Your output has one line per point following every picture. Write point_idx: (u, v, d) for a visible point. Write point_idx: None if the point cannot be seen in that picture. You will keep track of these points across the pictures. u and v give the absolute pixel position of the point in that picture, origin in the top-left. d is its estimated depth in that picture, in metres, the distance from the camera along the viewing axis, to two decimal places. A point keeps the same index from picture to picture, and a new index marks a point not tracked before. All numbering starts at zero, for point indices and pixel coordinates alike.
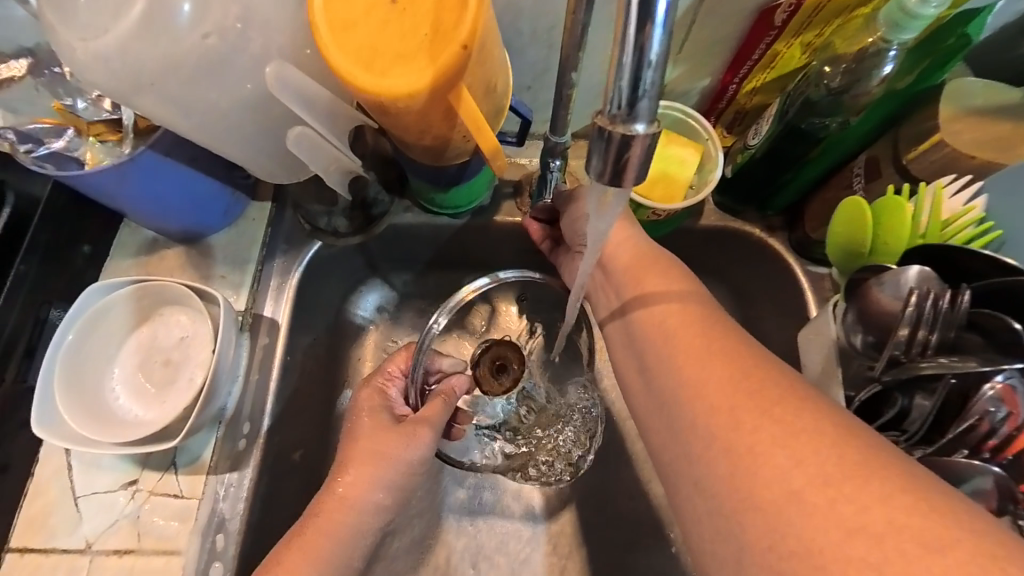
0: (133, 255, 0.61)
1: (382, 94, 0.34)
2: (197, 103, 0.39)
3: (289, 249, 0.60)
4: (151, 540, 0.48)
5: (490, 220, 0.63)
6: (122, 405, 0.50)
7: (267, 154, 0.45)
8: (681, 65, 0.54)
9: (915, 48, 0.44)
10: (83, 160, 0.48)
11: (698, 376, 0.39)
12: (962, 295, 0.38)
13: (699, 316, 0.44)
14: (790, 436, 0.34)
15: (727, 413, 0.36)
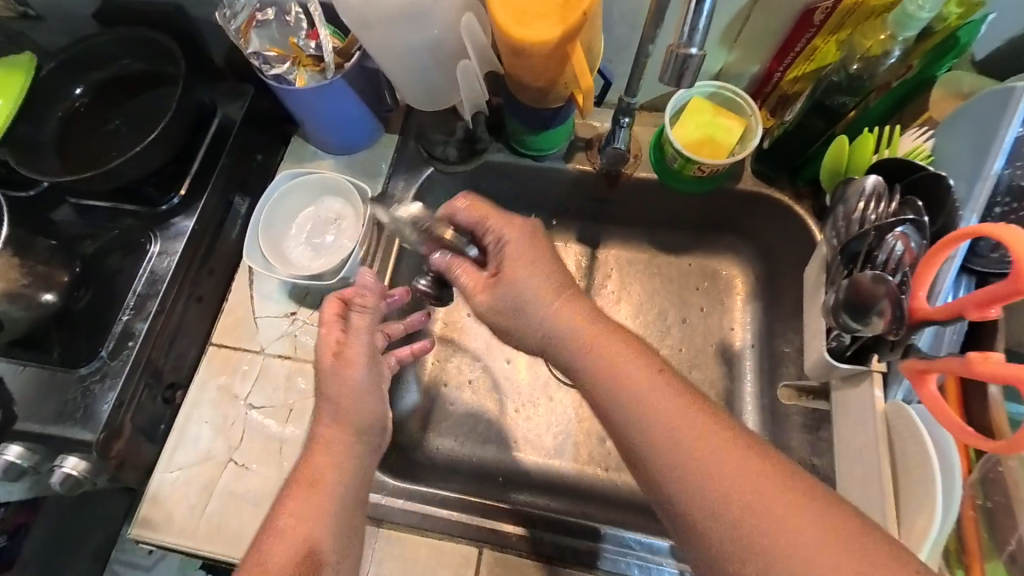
0: (298, 162, 0.83)
1: (524, 42, 0.50)
2: (394, 40, 0.57)
3: (410, 170, 0.80)
4: (304, 351, 0.69)
5: (564, 166, 0.80)
6: (294, 255, 0.71)
7: (424, 82, 0.64)
8: (735, 52, 0.69)
9: (922, 50, 0.57)
10: (293, 81, 0.69)
11: (710, 463, 0.44)
12: (895, 197, 0.54)
13: (683, 402, 0.47)
14: (802, 517, 0.41)
15: (756, 504, 0.42)
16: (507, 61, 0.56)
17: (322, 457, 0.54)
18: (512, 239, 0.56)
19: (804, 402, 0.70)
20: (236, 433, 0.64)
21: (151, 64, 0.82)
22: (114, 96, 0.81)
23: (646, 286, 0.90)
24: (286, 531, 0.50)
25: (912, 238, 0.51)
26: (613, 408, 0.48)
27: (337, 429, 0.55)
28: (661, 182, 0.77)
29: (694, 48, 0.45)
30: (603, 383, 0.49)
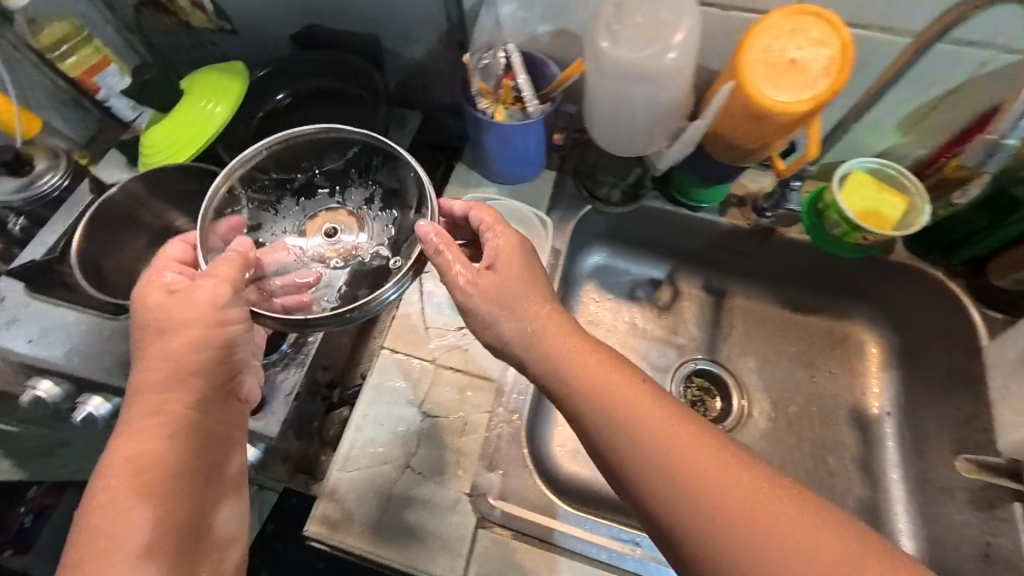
0: (463, 185, 0.89)
1: (770, 111, 0.54)
2: (629, 91, 0.62)
3: (570, 208, 0.87)
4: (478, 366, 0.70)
5: (720, 219, 0.84)
6: None
7: (637, 131, 0.68)
8: (908, 135, 0.75)
9: None
10: (492, 115, 0.76)
11: (654, 428, 0.52)
12: None
13: (658, 404, 0.53)
14: (707, 458, 0.50)
15: (683, 456, 0.50)
16: (731, 123, 0.60)
17: (145, 441, 0.54)
18: (509, 258, 0.59)
19: (987, 477, 0.68)
20: (411, 438, 0.66)
21: (345, 82, 0.89)
22: (306, 107, 0.89)
23: (773, 343, 0.92)
24: (110, 511, 0.51)
25: None
26: (614, 430, 0.53)
27: (174, 416, 0.56)
28: (815, 244, 0.81)
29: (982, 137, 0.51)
30: (590, 400, 0.54)
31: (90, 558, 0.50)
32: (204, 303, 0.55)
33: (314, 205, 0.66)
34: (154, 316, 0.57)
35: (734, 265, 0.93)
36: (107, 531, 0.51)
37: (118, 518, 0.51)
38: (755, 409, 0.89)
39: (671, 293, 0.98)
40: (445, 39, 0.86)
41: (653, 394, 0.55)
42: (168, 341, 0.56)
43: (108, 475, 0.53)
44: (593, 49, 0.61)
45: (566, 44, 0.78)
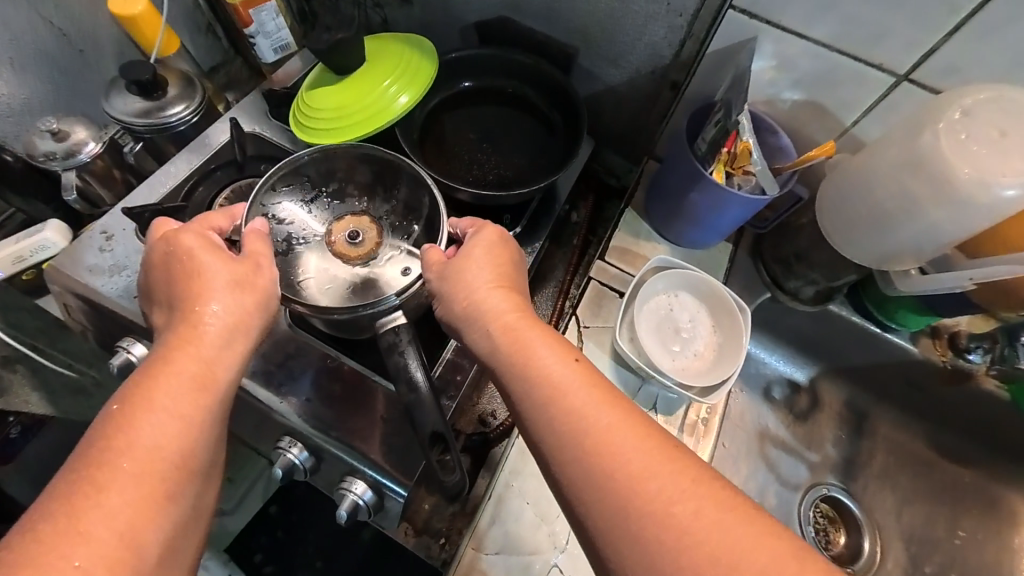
0: (633, 235, 0.80)
1: None
2: (932, 216, 0.53)
3: (745, 290, 0.78)
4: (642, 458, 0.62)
5: (906, 346, 0.76)
6: (649, 348, 0.67)
7: (899, 244, 0.58)
8: None
9: None
10: (711, 173, 0.68)
11: (617, 453, 0.42)
12: None
13: (634, 421, 0.44)
14: (665, 490, 0.40)
15: (656, 497, 0.40)
16: None
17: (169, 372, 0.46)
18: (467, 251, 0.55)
19: None
20: (562, 531, 0.56)
21: (535, 89, 0.80)
22: (485, 109, 0.80)
23: (916, 487, 0.83)
24: (125, 439, 0.42)
25: None
26: (576, 460, 0.43)
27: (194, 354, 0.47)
28: (1008, 399, 0.74)
29: None
30: (590, 423, 0.43)
31: (84, 483, 0.39)
32: (245, 263, 0.52)
33: (344, 207, 0.64)
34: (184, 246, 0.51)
35: (895, 393, 0.84)
36: (119, 456, 0.41)
37: (156, 441, 0.42)
38: (888, 557, 0.79)
39: (809, 399, 0.89)
40: (657, 73, 0.77)
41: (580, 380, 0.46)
42: (220, 291, 0.50)
43: (125, 392, 0.44)
44: (911, 143, 0.53)
45: (807, 119, 0.69)
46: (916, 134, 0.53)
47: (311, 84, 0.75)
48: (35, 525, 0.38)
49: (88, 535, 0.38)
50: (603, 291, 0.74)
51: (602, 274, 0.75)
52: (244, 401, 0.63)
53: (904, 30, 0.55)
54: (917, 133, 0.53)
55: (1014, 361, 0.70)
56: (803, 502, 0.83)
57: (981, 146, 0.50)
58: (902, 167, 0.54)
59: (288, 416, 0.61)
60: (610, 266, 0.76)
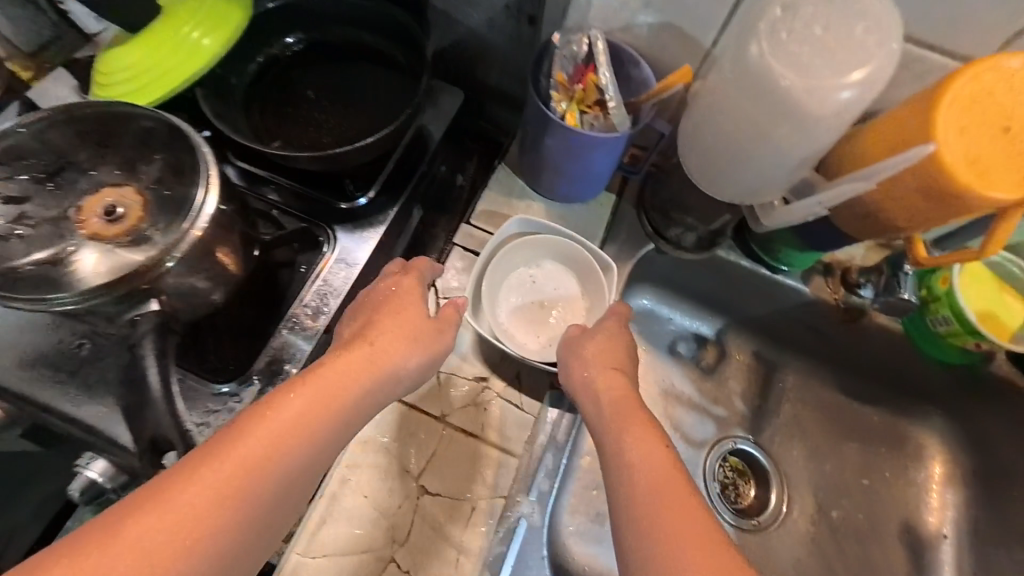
0: (505, 193, 0.72)
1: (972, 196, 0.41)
2: (770, 132, 0.47)
3: (627, 244, 0.72)
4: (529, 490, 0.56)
5: (797, 287, 0.71)
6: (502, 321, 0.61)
7: (755, 178, 0.52)
8: None
9: None
10: (562, 115, 0.60)
11: (625, 412, 0.50)
12: None
13: (636, 401, 0.51)
14: (666, 462, 0.44)
15: (662, 465, 0.44)
16: (888, 200, 0.47)
17: (377, 346, 0.50)
18: (601, 362, 0.54)
19: None
20: (403, 525, 0.51)
21: (378, 38, 0.70)
22: (321, 63, 0.70)
23: (825, 431, 0.80)
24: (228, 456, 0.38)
25: None
26: (605, 409, 0.51)
27: (372, 347, 0.49)
28: (905, 334, 0.70)
29: None
30: (643, 493, 0.42)
31: (170, 496, 0.35)
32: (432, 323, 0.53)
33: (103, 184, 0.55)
34: (390, 288, 0.55)
35: (796, 338, 0.80)
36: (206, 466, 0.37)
37: (265, 459, 0.39)
38: (796, 507, 0.76)
39: (716, 354, 0.84)
40: (511, 6, 0.68)
41: (674, 482, 0.43)
42: (401, 349, 0.50)
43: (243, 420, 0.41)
44: (739, 55, 0.46)
45: (669, 45, 0.62)
46: (745, 43, 0.46)
47: (106, 49, 0.64)
48: (131, 507, 0.34)
49: (137, 551, 0.33)
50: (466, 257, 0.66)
51: (468, 240, 0.68)
52: (44, 417, 0.56)
53: None
54: (746, 42, 0.46)
55: (897, 291, 0.64)
56: (711, 459, 0.79)
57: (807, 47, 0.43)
58: (737, 84, 0.47)
59: (88, 421, 0.54)
60: (478, 231, 0.69)
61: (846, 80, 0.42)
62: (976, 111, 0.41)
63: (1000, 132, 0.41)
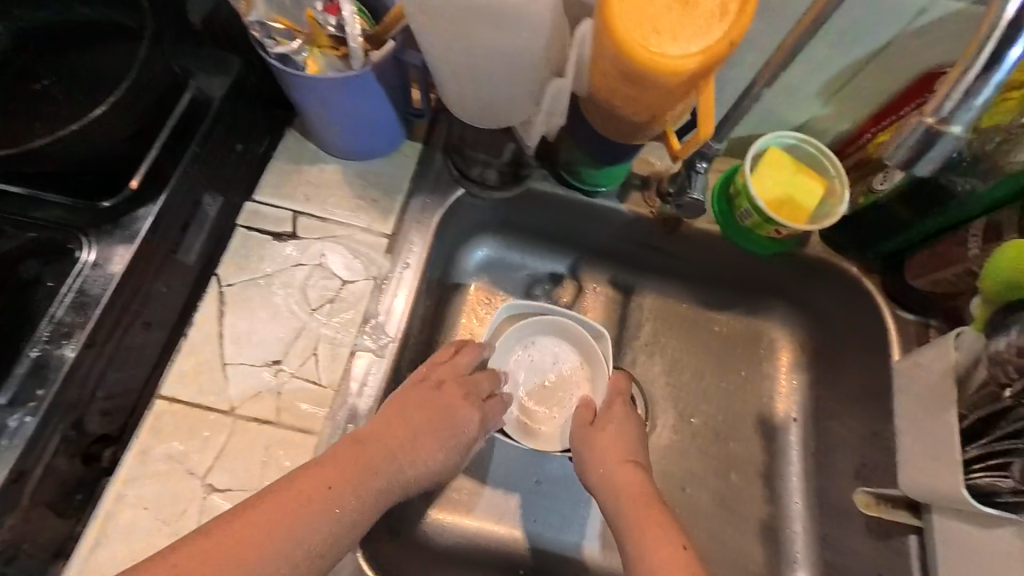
0: (295, 160, 0.66)
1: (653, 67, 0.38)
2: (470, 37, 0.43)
3: (435, 192, 0.67)
4: (494, 483, 0.69)
5: (616, 205, 0.70)
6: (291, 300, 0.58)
7: (495, 93, 0.50)
8: (831, 106, 0.62)
9: None
10: (304, 66, 0.54)
11: (641, 501, 0.58)
12: None
13: (649, 494, 0.58)
14: (668, 545, 0.53)
15: (665, 541, 0.54)
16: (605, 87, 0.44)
17: (404, 419, 0.54)
18: (608, 429, 0.64)
19: (885, 514, 0.62)
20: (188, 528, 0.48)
21: (102, 11, 0.61)
22: (42, 49, 0.61)
23: (684, 344, 0.81)
24: (284, 513, 0.44)
25: None
26: (602, 483, 0.61)
27: (404, 433, 0.53)
28: (724, 235, 0.70)
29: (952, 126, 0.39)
30: (621, 502, 0.58)
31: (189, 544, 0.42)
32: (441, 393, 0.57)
33: None
34: (434, 370, 0.59)
35: (641, 259, 0.79)
36: (256, 531, 0.43)
37: (293, 514, 0.44)
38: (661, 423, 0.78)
39: (573, 291, 0.82)
40: None
41: (648, 492, 0.59)
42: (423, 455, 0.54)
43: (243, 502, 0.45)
44: None
45: None
46: None
47: None
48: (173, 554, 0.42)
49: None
50: (251, 237, 0.61)
51: (253, 219, 0.62)
52: None
53: None
54: None
55: (689, 191, 0.63)
56: None
57: None
58: None
59: None
60: (265, 207, 0.63)
61: None
62: None
63: None
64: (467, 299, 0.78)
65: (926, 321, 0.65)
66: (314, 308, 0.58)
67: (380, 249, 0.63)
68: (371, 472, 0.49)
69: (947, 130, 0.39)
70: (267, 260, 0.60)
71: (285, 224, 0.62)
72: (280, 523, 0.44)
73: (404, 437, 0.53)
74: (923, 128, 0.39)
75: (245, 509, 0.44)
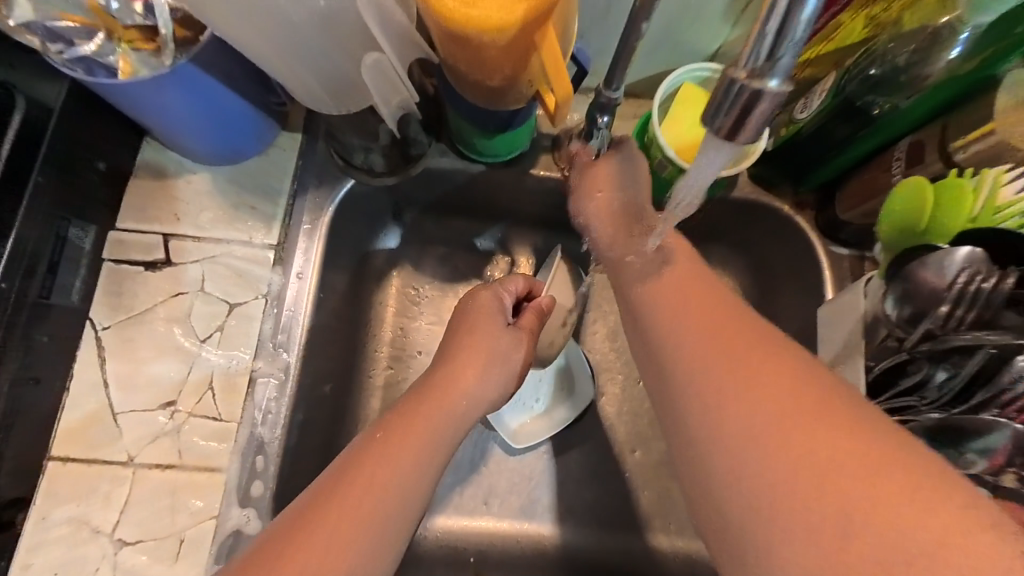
0: (155, 176, 0.58)
1: (470, 25, 0.32)
2: (269, 16, 0.39)
3: (321, 186, 0.59)
4: (495, 473, 0.68)
5: (525, 172, 0.63)
6: (175, 333, 0.54)
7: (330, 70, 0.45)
8: (741, 26, 0.55)
9: (988, 29, 0.42)
10: (115, 68, 0.46)
11: (680, 301, 0.42)
12: (1007, 279, 0.39)
13: (703, 294, 0.42)
14: (739, 359, 0.36)
15: (740, 366, 0.35)
16: (443, 49, 0.38)
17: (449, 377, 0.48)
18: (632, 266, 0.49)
19: None
20: None
21: None
22: None
23: None
24: (346, 508, 0.39)
25: (979, 278, 0.39)
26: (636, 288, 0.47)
27: (445, 400, 0.47)
28: None
29: (774, 77, 0.27)
30: (662, 293, 0.44)
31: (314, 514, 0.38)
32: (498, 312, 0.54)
33: None
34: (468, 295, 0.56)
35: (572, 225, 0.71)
36: (321, 518, 0.38)
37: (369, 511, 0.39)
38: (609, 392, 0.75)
39: (506, 267, 0.72)
40: None
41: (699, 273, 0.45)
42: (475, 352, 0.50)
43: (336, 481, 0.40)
44: None
45: None
46: None
47: None
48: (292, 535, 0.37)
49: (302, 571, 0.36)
50: (122, 270, 0.56)
51: (119, 251, 0.56)
52: None
53: None
54: None
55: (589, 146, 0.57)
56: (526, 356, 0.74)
57: None
58: None
59: None
60: (130, 235, 0.57)
61: None
62: None
63: None
64: (390, 293, 0.69)
65: (862, 253, 0.60)
66: (202, 339, 0.54)
67: (263, 262, 0.57)
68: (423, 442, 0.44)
69: (763, 87, 0.27)
70: (142, 295, 0.55)
71: (157, 251, 0.56)
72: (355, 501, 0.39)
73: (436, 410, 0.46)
74: (735, 86, 0.27)
75: (315, 493, 0.40)
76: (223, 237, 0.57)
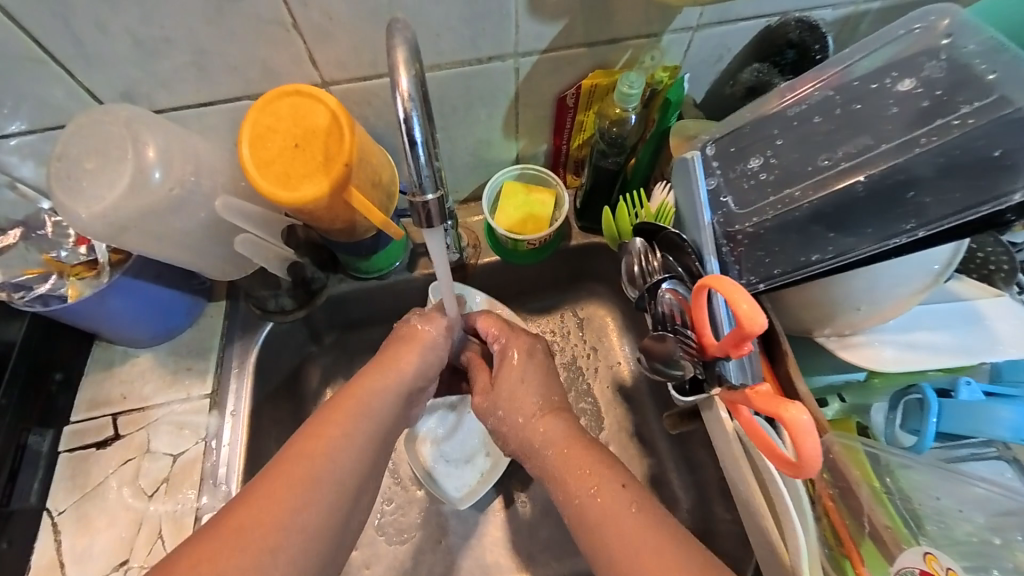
0: (105, 369, 0.70)
1: (298, 202, 0.51)
2: (168, 231, 0.57)
3: (245, 333, 0.71)
4: (453, 548, 0.70)
5: (410, 276, 0.76)
6: (122, 500, 0.62)
7: (224, 247, 0.63)
8: (523, 138, 0.74)
9: (657, 106, 0.66)
10: (65, 295, 0.61)
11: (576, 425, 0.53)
12: (636, 241, 0.50)
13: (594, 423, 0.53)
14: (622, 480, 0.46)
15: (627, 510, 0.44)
16: (298, 217, 0.58)
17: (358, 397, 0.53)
18: (512, 378, 0.57)
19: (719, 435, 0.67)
20: None
21: None
22: None
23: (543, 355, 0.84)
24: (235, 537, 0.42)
25: (636, 248, 0.50)
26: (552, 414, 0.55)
27: None
28: (508, 263, 0.79)
29: (429, 191, 0.43)
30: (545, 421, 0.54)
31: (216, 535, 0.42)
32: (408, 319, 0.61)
33: None
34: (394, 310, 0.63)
35: None
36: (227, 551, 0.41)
37: (264, 533, 0.42)
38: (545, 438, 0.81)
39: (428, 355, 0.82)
40: None
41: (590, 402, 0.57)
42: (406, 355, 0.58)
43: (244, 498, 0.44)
44: (92, 196, 0.53)
45: None
46: (81, 184, 0.53)
47: None
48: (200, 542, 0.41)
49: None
50: (76, 457, 0.65)
51: (73, 439, 0.65)
52: None
53: (35, 93, 0.54)
54: (81, 183, 0.53)
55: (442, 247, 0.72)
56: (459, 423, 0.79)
57: (111, 179, 0.53)
58: (107, 212, 0.53)
59: None
60: (82, 424, 0.66)
61: (147, 174, 0.54)
62: (272, 145, 0.53)
63: (294, 148, 0.53)
64: None
65: None
66: (149, 495, 0.62)
67: (201, 410, 0.67)
68: (327, 458, 0.47)
69: (425, 198, 0.42)
70: (94, 473, 0.64)
71: (107, 430, 0.66)
72: (252, 545, 0.41)
73: (348, 421, 0.50)
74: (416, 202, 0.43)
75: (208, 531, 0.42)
76: (165, 402, 0.68)
